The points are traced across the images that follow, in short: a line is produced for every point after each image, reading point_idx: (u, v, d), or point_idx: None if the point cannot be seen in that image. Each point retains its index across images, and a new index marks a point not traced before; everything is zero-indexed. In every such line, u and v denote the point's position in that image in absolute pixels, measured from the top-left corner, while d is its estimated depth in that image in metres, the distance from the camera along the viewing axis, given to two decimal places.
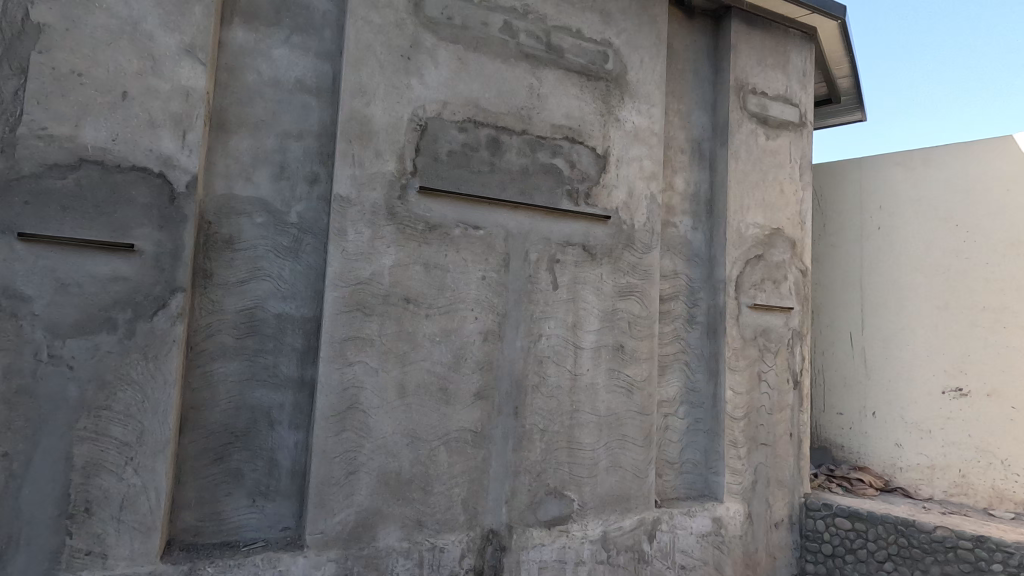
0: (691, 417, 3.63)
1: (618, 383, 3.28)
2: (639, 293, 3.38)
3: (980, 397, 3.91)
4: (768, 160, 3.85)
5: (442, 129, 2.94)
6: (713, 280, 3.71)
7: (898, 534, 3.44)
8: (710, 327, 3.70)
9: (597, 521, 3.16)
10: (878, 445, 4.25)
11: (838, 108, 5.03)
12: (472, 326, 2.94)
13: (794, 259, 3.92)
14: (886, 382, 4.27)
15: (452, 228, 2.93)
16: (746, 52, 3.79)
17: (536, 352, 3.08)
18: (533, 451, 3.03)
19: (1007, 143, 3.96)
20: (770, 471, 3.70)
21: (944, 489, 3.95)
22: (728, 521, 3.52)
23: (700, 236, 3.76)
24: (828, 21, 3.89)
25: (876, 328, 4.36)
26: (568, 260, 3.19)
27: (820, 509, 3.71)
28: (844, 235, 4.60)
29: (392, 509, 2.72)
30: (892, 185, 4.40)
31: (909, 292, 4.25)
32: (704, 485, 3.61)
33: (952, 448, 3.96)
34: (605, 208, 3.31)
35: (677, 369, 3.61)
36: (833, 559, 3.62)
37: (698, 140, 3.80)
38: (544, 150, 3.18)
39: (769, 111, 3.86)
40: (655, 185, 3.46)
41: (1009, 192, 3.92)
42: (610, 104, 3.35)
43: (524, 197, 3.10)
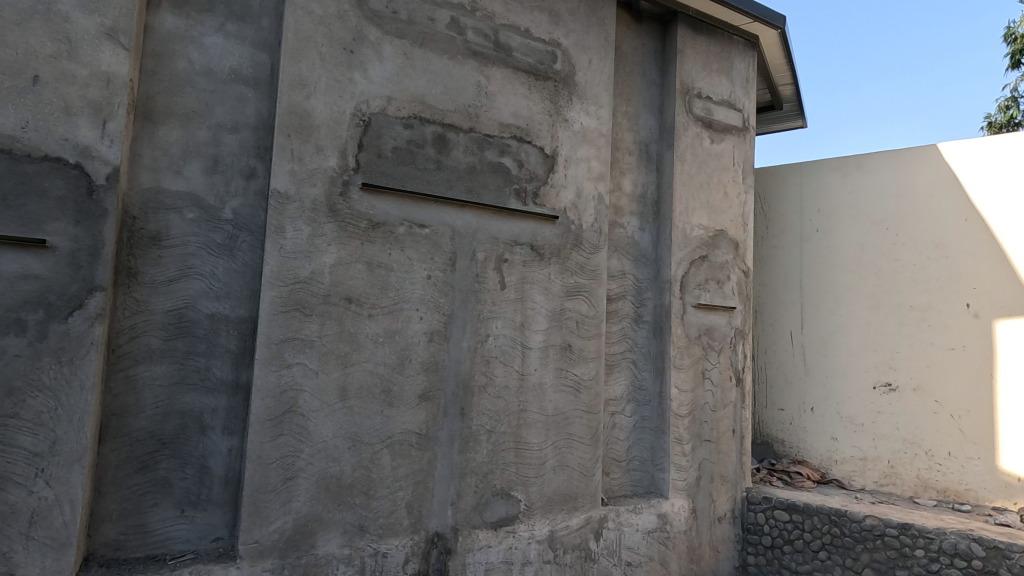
0: (638, 415, 3.69)
1: (565, 383, 3.29)
2: (587, 292, 3.40)
3: (907, 392, 4.12)
4: (713, 164, 3.95)
5: (386, 125, 2.87)
6: (659, 280, 3.77)
7: (831, 524, 3.58)
8: (657, 327, 3.76)
9: (544, 521, 3.16)
10: (816, 439, 4.43)
11: (780, 114, 5.21)
12: (417, 327, 2.89)
13: (736, 259, 4.03)
14: (823, 378, 4.45)
15: (397, 226, 2.87)
16: (691, 57, 3.87)
17: (483, 353, 3.05)
18: (479, 452, 3.00)
19: (933, 151, 4.18)
20: (713, 466, 3.79)
21: (875, 480, 4.15)
22: (674, 516, 3.59)
23: (647, 236, 3.82)
24: (769, 29, 4.02)
25: (814, 327, 4.54)
26: (515, 260, 3.18)
27: (761, 502, 3.84)
28: (786, 237, 4.76)
29: (332, 515, 2.64)
30: (829, 190, 4.59)
31: (844, 292, 4.44)
32: (650, 482, 3.67)
33: (882, 440, 4.17)
34: (553, 208, 3.32)
35: (623, 368, 3.66)
36: (772, 550, 3.76)
37: (646, 143, 3.86)
38: (491, 149, 3.15)
39: (714, 115, 3.96)
40: (602, 186, 3.49)
41: (934, 197, 4.14)
42: (558, 104, 3.36)
43: (472, 196, 3.07)
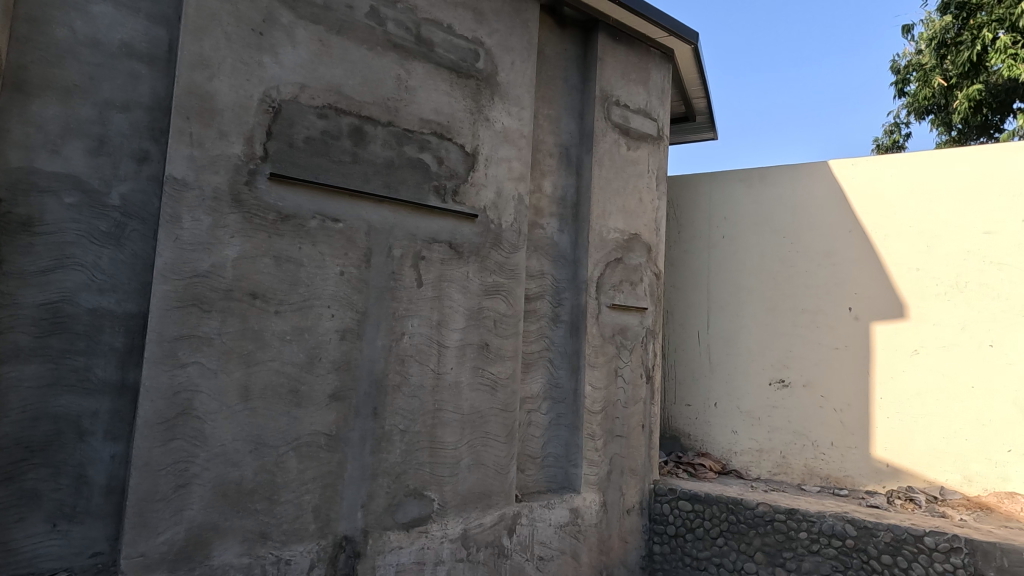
0: (553, 413, 3.77)
1: (482, 382, 3.30)
2: (505, 291, 3.43)
3: (798, 387, 4.49)
4: (630, 170, 4.10)
5: (298, 114, 2.75)
6: (577, 281, 3.87)
7: (728, 512, 3.84)
8: (573, 326, 3.86)
9: (458, 520, 3.16)
10: (718, 433, 4.71)
11: (694, 126, 5.50)
12: (328, 324, 2.79)
13: (649, 262, 4.22)
14: (726, 375, 4.75)
15: (308, 220, 2.76)
16: (611, 65, 4.00)
17: (398, 351, 3.00)
18: (392, 452, 2.95)
19: (824, 169, 4.59)
20: (624, 461, 3.95)
21: (769, 469, 4.49)
22: (585, 510, 3.70)
23: (566, 238, 3.91)
24: (684, 44, 4.23)
25: (719, 327, 4.84)
26: (433, 258, 3.15)
27: (666, 493, 4.05)
28: (696, 242, 5.03)
29: (230, 523, 2.50)
30: (735, 199, 4.90)
31: (746, 295, 4.76)
32: (564, 477, 3.76)
33: (776, 432, 4.51)
34: (473, 206, 3.32)
35: (540, 366, 3.73)
36: (676, 538, 3.98)
37: (566, 146, 3.95)
38: (411, 144, 3.11)
39: (631, 123, 4.12)
40: (523, 186, 3.54)
41: (824, 210, 4.54)
42: (480, 103, 3.37)
43: (389, 191, 3.01)
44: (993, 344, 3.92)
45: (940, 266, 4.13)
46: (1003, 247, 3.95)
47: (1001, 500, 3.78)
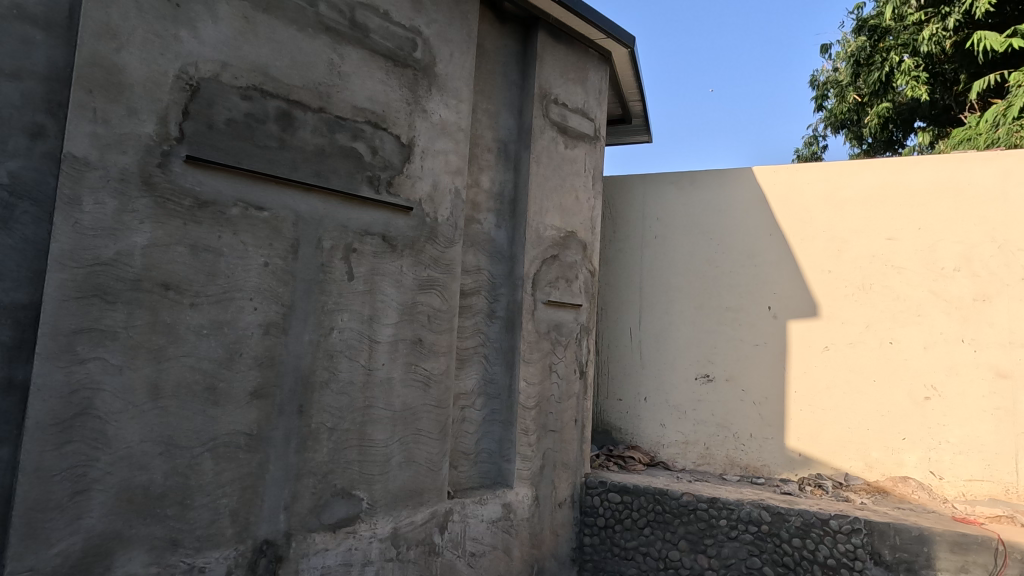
0: (487, 408, 3.77)
1: (414, 378, 3.25)
2: (440, 286, 3.38)
3: (721, 382, 4.71)
4: (567, 168, 4.15)
5: (219, 94, 2.58)
6: (513, 277, 3.88)
7: (655, 502, 3.98)
8: (509, 322, 3.86)
9: (387, 518, 3.09)
10: (647, 426, 4.87)
11: (630, 128, 5.64)
12: (250, 318, 2.65)
13: (585, 259, 4.29)
14: (655, 370, 4.91)
15: (229, 207, 2.60)
16: (550, 63, 4.03)
17: (326, 347, 2.89)
18: (318, 451, 2.84)
19: (749, 174, 4.83)
20: (556, 455, 4.00)
21: (693, 460, 4.69)
22: (518, 505, 3.72)
23: (503, 233, 3.91)
24: (621, 47, 4.32)
25: (650, 324, 4.98)
26: (365, 250, 3.06)
27: (597, 486, 4.14)
28: (629, 240, 5.15)
29: (136, 531, 2.32)
30: (667, 200, 5.06)
31: (676, 293, 4.94)
32: (497, 472, 3.77)
33: (700, 425, 4.71)
34: (408, 198, 3.26)
35: (475, 362, 3.71)
36: (606, 530, 4.08)
37: (505, 141, 3.94)
38: (343, 132, 3.00)
39: (569, 122, 4.17)
40: (460, 181, 3.51)
41: (748, 213, 4.78)
42: (417, 94, 3.30)
43: (319, 180, 2.89)
44: (893, 341, 4.28)
45: (849, 269, 4.45)
46: (902, 253, 4.31)
47: (895, 484, 4.16)
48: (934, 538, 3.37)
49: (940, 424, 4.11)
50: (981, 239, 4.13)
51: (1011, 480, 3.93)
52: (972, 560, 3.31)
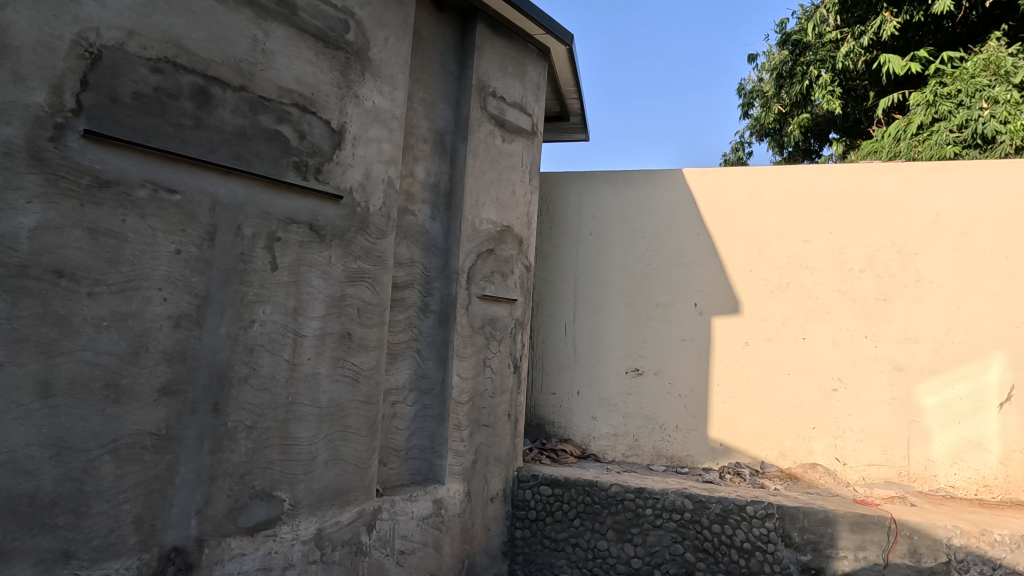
0: (419, 404, 3.71)
1: (342, 373, 3.13)
2: (371, 279, 3.28)
3: (650, 376, 4.86)
4: (504, 162, 4.13)
5: (125, 64, 2.36)
6: (448, 270, 3.83)
7: (585, 494, 4.06)
8: (442, 316, 3.81)
9: (311, 519, 2.97)
10: (579, 420, 4.94)
11: (567, 126, 5.70)
12: (158, 310, 2.45)
13: (520, 254, 4.29)
14: (588, 365, 4.99)
15: (136, 188, 2.39)
16: (488, 56, 3.99)
17: (246, 340, 2.73)
18: (235, 451, 2.68)
19: (679, 175, 5.00)
20: (489, 450, 3.99)
21: (622, 452, 4.82)
22: (449, 501, 3.68)
23: (438, 226, 3.85)
24: (559, 44, 4.34)
25: (584, 319, 5.05)
26: (291, 239, 2.91)
27: (529, 479, 4.17)
28: (565, 236, 5.19)
29: (20, 544, 2.09)
30: (601, 198, 5.15)
31: (609, 289, 5.04)
32: (428, 468, 3.73)
33: (630, 418, 4.85)
34: (338, 186, 3.13)
35: (407, 356, 3.64)
36: (536, 522, 4.12)
37: (441, 132, 3.88)
38: (268, 114, 2.83)
39: (506, 116, 4.15)
40: (393, 170, 3.42)
41: (678, 213, 4.95)
42: (349, 78, 3.17)
43: (240, 163, 2.72)
44: (806, 337, 4.57)
45: (768, 268, 4.71)
46: (815, 254, 4.61)
47: (805, 470, 4.46)
48: (837, 519, 3.65)
49: (845, 413, 4.44)
50: (883, 244, 4.49)
51: (904, 464, 4.30)
52: (869, 538, 3.60)
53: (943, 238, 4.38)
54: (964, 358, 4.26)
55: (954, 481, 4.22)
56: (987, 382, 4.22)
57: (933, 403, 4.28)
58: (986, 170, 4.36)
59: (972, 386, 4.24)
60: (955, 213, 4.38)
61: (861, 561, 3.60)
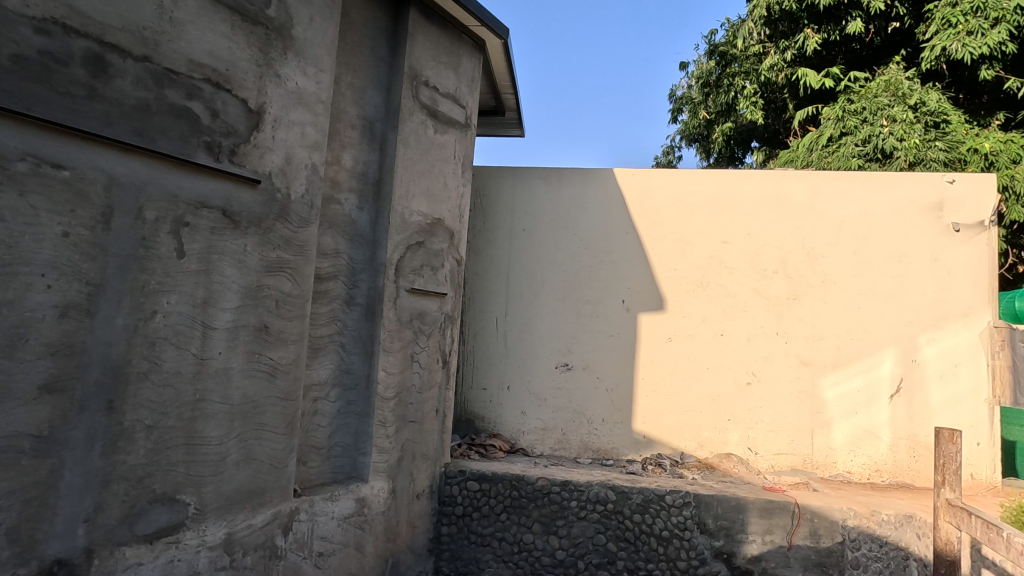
0: (342, 400, 3.59)
1: (257, 368, 2.96)
2: (291, 269, 3.12)
3: (579, 370, 4.94)
4: (436, 154, 4.05)
5: (2, 22, 2.10)
6: (375, 262, 3.72)
7: (511, 488, 4.08)
8: (369, 310, 3.70)
9: (219, 523, 2.79)
10: (509, 414, 4.95)
11: (503, 121, 5.69)
12: (41, 298, 2.21)
13: (451, 248, 4.23)
14: (518, 360, 5.00)
15: (14, 161, 2.13)
16: (421, 43, 3.90)
17: (147, 333, 2.52)
18: (132, 453, 2.47)
19: (610, 174, 5.11)
20: (415, 446, 3.91)
21: (550, 446, 4.88)
22: (372, 499, 3.58)
23: (365, 216, 3.73)
24: (494, 37, 4.31)
25: (515, 314, 5.06)
26: (201, 225, 2.71)
27: (456, 475, 4.13)
28: (498, 231, 5.17)
29: None
30: (535, 194, 5.17)
31: (541, 285, 5.07)
32: (351, 467, 3.61)
33: (558, 412, 4.91)
34: (256, 170, 2.95)
35: (330, 351, 3.52)
36: (463, 518, 4.09)
37: (370, 120, 3.76)
38: (176, 88, 2.62)
39: (439, 106, 4.06)
40: (317, 156, 3.27)
41: (609, 211, 5.06)
42: (269, 56, 2.99)
43: (142, 140, 2.50)
44: (723, 334, 4.81)
45: (691, 268, 4.91)
46: (734, 255, 4.85)
47: (720, 460, 4.69)
48: (748, 505, 3.86)
49: (757, 406, 4.71)
50: (794, 247, 4.79)
51: (808, 452, 4.62)
52: (775, 522, 3.85)
53: (846, 243, 4.73)
54: (861, 354, 4.63)
55: (851, 467, 4.58)
56: (880, 375, 4.60)
57: (834, 395, 4.63)
58: (883, 181, 4.75)
59: (868, 379, 4.61)
60: (857, 219, 4.74)
61: (768, 544, 3.84)
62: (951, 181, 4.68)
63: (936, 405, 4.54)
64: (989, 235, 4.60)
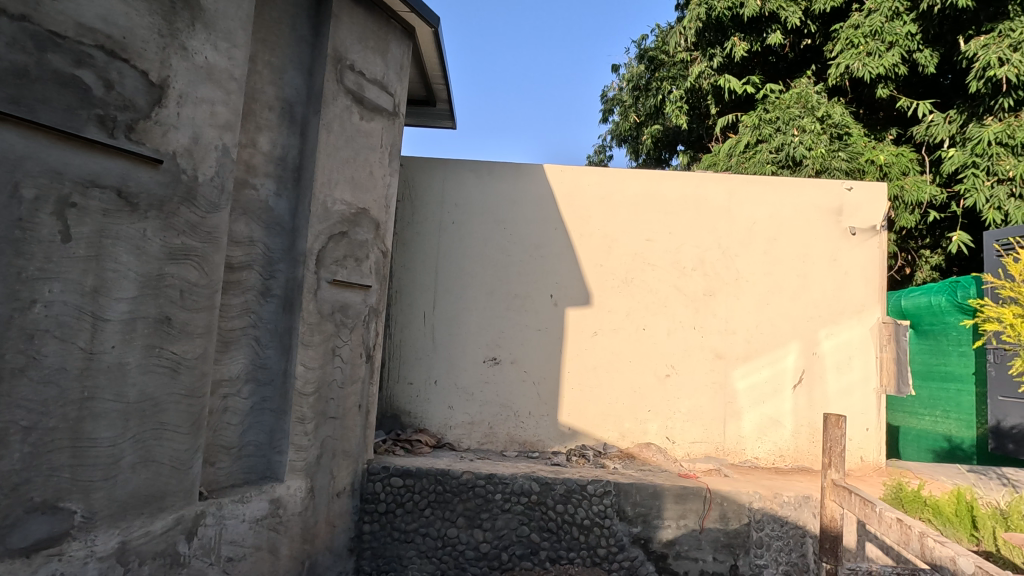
0: (256, 396, 3.43)
1: (158, 363, 2.74)
2: (197, 257, 2.91)
3: (506, 364, 4.96)
4: (361, 141, 3.90)
5: None
6: (294, 252, 3.56)
7: (436, 483, 4.04)
8: (286, 302, 3.54)
9: (112, 532, 2.56)
10: (435, 409, 4.90)
11: (434, 112, 5.61)
12: None
13: (377, 239, 4.08)
14: (446, 354, 4.96)
15: None
16: (346, 25, 3.75)
17: (23, 324, 2.26)
18: (4, 458, 2.22)
19: (540, 170, 5.14)
20: (336, 443, 3.76)
21: (477, 439, 4.88)
22: (288, 500, 3.42)
23: (283, 203, 3.57)
24: (424, 25, 4.20)
25: (443, 308, 5.00)
26: (92, 206, 2.47)
27: (380, 471, 4.02)
28: (427, 223, 5.08)
29: None
30: (464, 187, 5.12)
31: (470, 278, 5.04)
32: (265, 466, 3.45)
33: (486, 406, 4.91)
34: (157, 149, 2.72)
35: (242, 345, 3.35)
36: (386, 515, 4.00)
37: (289, 102, 3.60)
38: (61, 53, 2.37)
39: (365, 92, 3.91)
40: (229, 138, 3.06)
41: (538, 207, 5.11)
42: (174, 26, 2.77)
43: (18, 109, 2.24)
44: (645, 328, 4.98)
45: (616, 264, 5.05)
46: (656, 253, 5.04)
47: (640, 449, 4.87)
48: (664, 492, 4.04)
49: (675, 397, 4.93)
50: (710, 246, 5.03)
51: (720, 440, 4.89)
52: (689, 507, 4.04)
53: (757, 243, 5.03)
54: (768, 347, 4.95)
55: (759, 453, 4.89)
56: (785, 368, 4.94)
57: (744, 386, 4.92)
58: (791, 187, 5.08)
59: (774, 371, 4.94)
60: (767, 221, 5.05)
61: (681, 528, 4.03)
62: (850, 188, 5.08)
63: (833, 394, 4.93)
64: (880, 239, 5.05)
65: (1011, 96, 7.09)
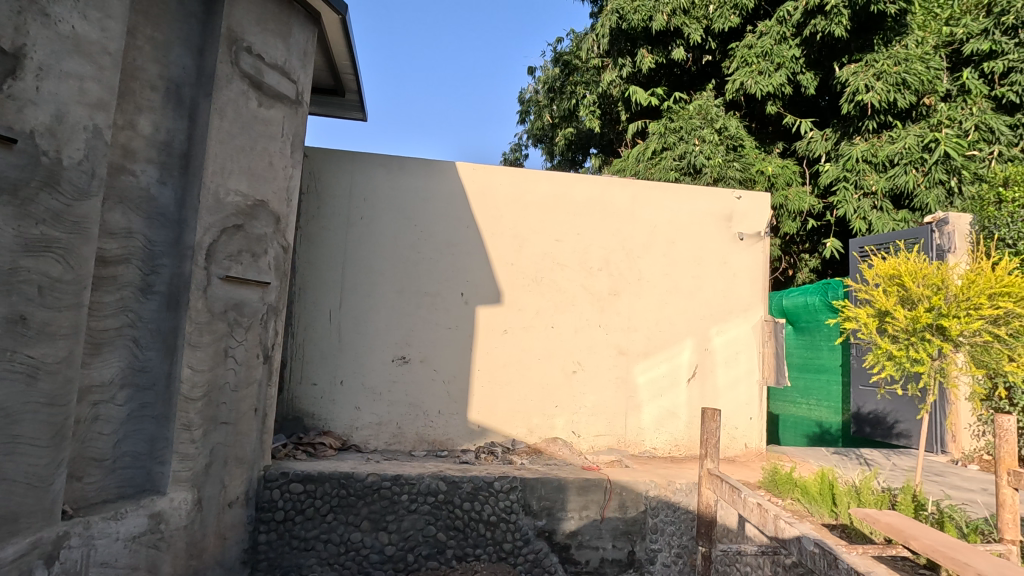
0: (134, 402, 3.15)
1: (8, 369, 2.43)
2: (61, 250, 2.60)
3: (415, 363, 4.89)
4: (259, 129, 3.64)
5: None
6: (180, 246, 3.30)
7: (340, 487, 3.91)
8: (171, 299, 3.28)
9: None
10: (341, 410, 4.74)
11: (343, 102, 5.41)
12: None
13: (277, 233, 3.83)
14: (353, 354, 4.80)
15: None
16: (242, 5, 3.51)
17: None
18: None
19: (452, 168, 5.11)
20: (227, 450, 3.51)
21: (385, 440, 4.78)
22: (171, 514, 3.15)
23: (168, 192, 3.30)
24: (331, 12, 3.97)
25: (350, 306, 4.84)
26: None
27: (278, 478, 3.81)
28: (333, 218, 4.89)
29: None
30: (374, 181, 4.98)
31: (379, 275, 4.92)
32: (145, 478, 3.17)
33: (394, 406, 4.82)
34: (9, 126, 2.41)
35: (118, 347, 3.07)
36: (284, 523, 3.81)
37: (176, 83, 3.33)
38: None
39: (264, 78, 3.67)
40: (103, 118, 2.75)
41: (451, 204, 5.08)
42: None
43: None
44: (553, 326, 5.12)
45: (526, 263, 5.13)
46: (565, 252, 5.19)
47: (547, 444, 5.00)
48: (567, 485, 4.17)
49: (580, 392, 5.10)
50: (615, 247, 5.26)
51: (622, 433, 5.13)
52: (590, 498, 4.22)
53: (658, 245, 5.33)
54: (666, 343, 5.26)
55: (657, 444, 5.19)
56: (681, 363, 5.27)
57: (644, 380, 5.20)
58: (688, 194, 5.43)
59: (671, 366, 5.26)
60: (667, 225, 5.36)
61: (584, 519, 4.19)
62: (739, 198, 5.51)
63: (722, 387, 5.33)
64: (764, 244, 5.52)
65: (875, 119, 8.09)
